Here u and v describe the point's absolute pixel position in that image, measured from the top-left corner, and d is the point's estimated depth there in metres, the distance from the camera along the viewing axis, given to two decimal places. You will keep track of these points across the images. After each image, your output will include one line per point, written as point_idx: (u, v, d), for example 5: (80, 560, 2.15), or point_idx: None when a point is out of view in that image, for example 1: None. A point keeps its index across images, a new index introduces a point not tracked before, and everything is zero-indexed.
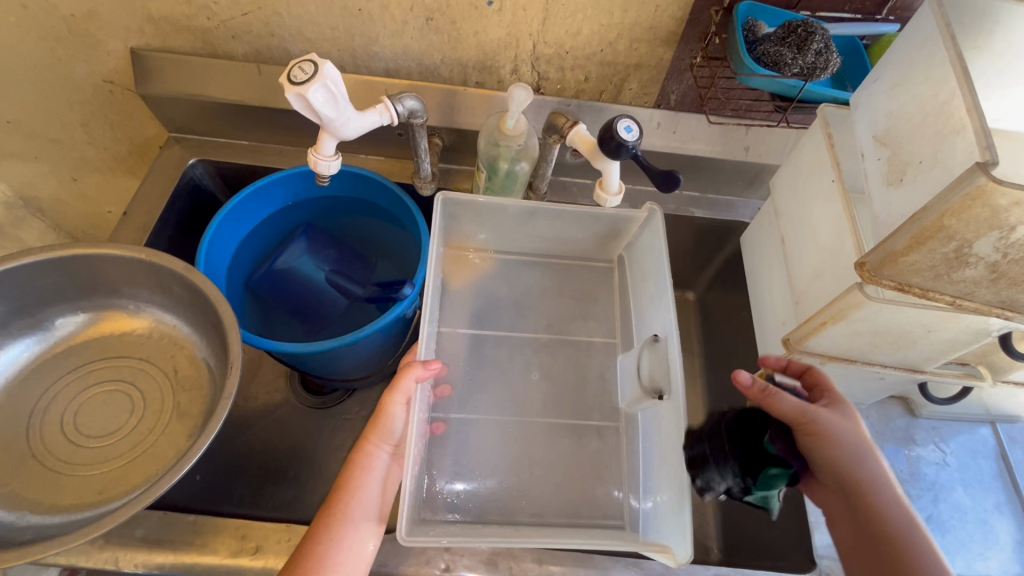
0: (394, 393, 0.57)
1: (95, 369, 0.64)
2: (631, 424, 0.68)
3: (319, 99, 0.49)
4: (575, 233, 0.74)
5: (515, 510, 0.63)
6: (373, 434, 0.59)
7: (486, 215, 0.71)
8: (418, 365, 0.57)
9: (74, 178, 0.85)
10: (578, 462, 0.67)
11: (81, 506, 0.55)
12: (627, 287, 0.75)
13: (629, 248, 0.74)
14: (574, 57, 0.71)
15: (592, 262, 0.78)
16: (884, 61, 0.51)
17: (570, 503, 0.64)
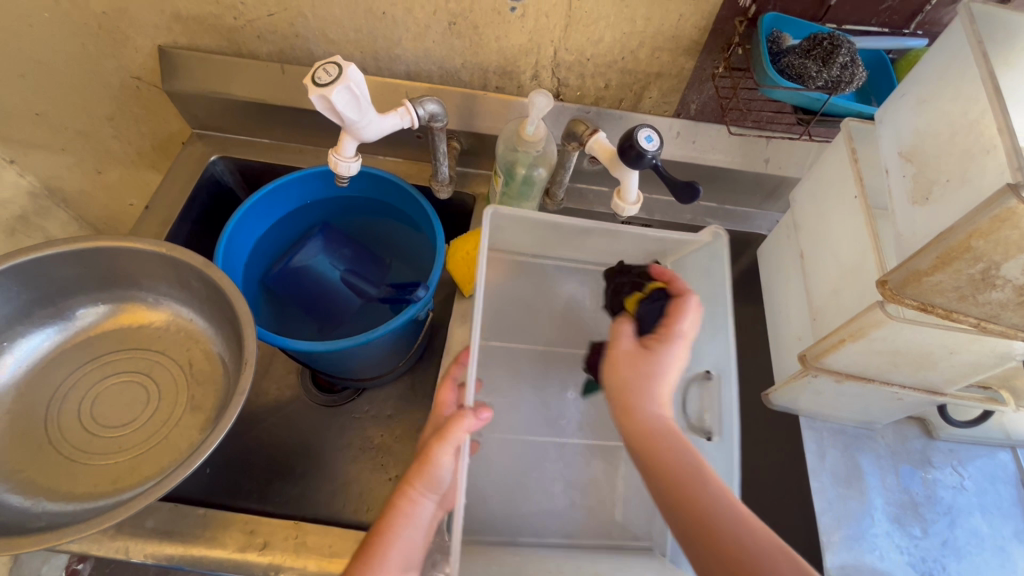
0: (445, 442, 0.53)
1: (113, 360, 0.65)
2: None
3: (342, 101, 0.49)
4: (626, 249, 0.73)
5: (549, 532, 0.64)
6: (418, 481, 0.53)
7: (527, 226, 0.69)
8: (473, 415, 0.54)
9: (98, 171, 0.90)
10: (608, 480, 0.68)
11: (94, 496, 0.56)
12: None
13: (677, 263, 0.73)
14: (595, 65, 0.71)
15: None
16: (912, 76, 0.50)
17: (600, 522, 0.66)
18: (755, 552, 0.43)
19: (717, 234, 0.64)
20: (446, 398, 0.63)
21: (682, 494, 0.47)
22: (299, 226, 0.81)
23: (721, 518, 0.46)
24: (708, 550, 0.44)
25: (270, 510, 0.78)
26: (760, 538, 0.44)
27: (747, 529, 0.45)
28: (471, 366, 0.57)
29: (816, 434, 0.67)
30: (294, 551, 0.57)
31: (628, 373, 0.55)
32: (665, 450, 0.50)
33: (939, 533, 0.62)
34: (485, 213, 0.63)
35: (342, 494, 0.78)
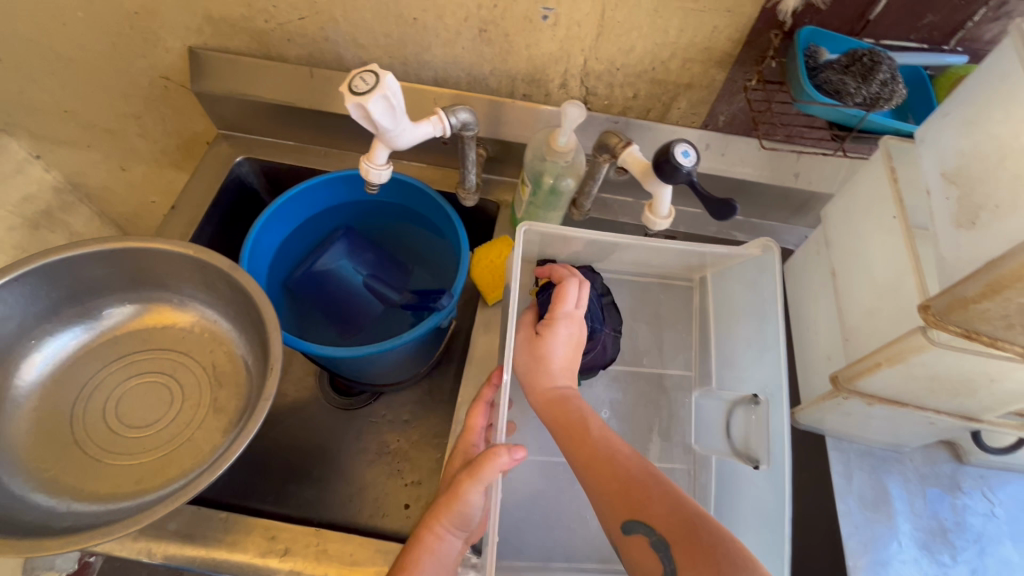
0: (475, 481, 0.52)
1: (138, 360, 0.65)
2: (704, 469, 0.69)
3: (379, 109, 0.49)
4: (666, 260, 0.73)
5: (583, 556, 0.65)
6: (447, 516, 0.53)
7: (561, 240, 0.69)
8: (506, 455, 0.52)
9: (122, 169, 0.91)
10: None
11: (118, 496, 0.56)
12: (708, 315, 0.75)
13: (719, 276, 0.74)
14: (625, 74, 0.70)
15: (672, 282, 0.78)
16: (954, 96, 0.49)
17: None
18: (630, 477, 0.52)
19: (768, 247, 0.63)
20: (478, 422, 0.63)
21: (572, 442, 0.57)
22: (322, 230, 0.81)
23: (603, 456, 0.54)
24: (592, 482, 0.53)
25: (287, 513, 0.78)
26: (635, 468, 0.53)
27: (626, 463, 0.53)
28: (501, 402, 0.58)
29: (843, 455, 0.66)
30: (315, 558, 0.57)
31: (525, 361, 0.63)
32: (560, 411, 0.59)
33: (968, 561, 0.61)
34: (518, 228, 0.63)
35: (359, 499, 0.78)
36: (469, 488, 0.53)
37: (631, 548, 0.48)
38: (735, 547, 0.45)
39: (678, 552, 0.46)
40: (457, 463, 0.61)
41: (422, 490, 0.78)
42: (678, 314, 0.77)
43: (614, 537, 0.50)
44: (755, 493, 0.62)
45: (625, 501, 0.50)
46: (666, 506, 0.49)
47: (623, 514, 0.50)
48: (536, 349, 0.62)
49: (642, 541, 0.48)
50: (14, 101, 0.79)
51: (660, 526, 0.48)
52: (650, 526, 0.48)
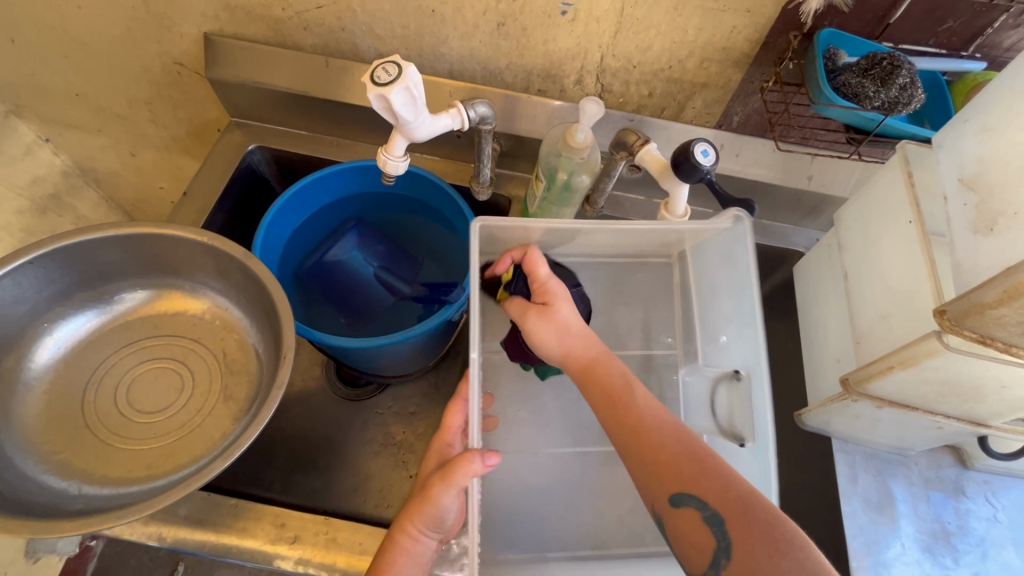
0: (447, 485, 0.51)
1: (149, 346, 0.65)
2: None
3: (400, 101, 0.49)
4: (640, 240, 0.69)
5: (580, 542, 0.65)
6: (419, 518, 0.53)
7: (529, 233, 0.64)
8: (477, 461, 0.49)
9: (133, 154, 0.91)
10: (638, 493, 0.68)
11: (129, 481, 0.56)
12: (689, 292, 0.72)
13: (696, 251, 0.69)
14: (641, 72, 0.70)
15: (648, 259, 0.74)
16: (975, 102, 0.49)
17: (636, 527, 0.66)
18: (680, 450, 0.49)
19: (739, 217, 0.59)
20: (455, 421, 0.63)
21: (612, 412, 0.53)
22: (332, 220, 0.81)
23: (648, 427, 0.51)
24: (637, 454, 0.50)
25: (293, 502, 0.78)
26: (684, 441, 0.50)
27: (676, 435, 0.50)
28: (474, 404, 0.53)
29: (849, 457, 0.67)
30: (325, 547, 0.57)
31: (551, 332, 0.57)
32: (598, 379, 0.55)
33: (970, 564, 0.61)
34: (472, 227, 0.58)
35: (364, 489, 0.79)
36: (439, 491, 0.52)
37: (682, 522, 0.46)
38: (793, 532, 0.42)
39: (733, 526, 0.44)
40: (433, 463, 0.62)
41: None
42: (660, 292, 0.75)
43: (658, 510, 0.48)
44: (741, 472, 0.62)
45: (672, 475, 0.48)
46: (718, 482, 0.46)
47: (671, 487, 0.47)
48: (553, 318, 0.57)
49: (693, 516, 0.46)
50: (26, 83, 0.78)
51: (714, 500, 0.45)
52: (702, 501, 0.46)
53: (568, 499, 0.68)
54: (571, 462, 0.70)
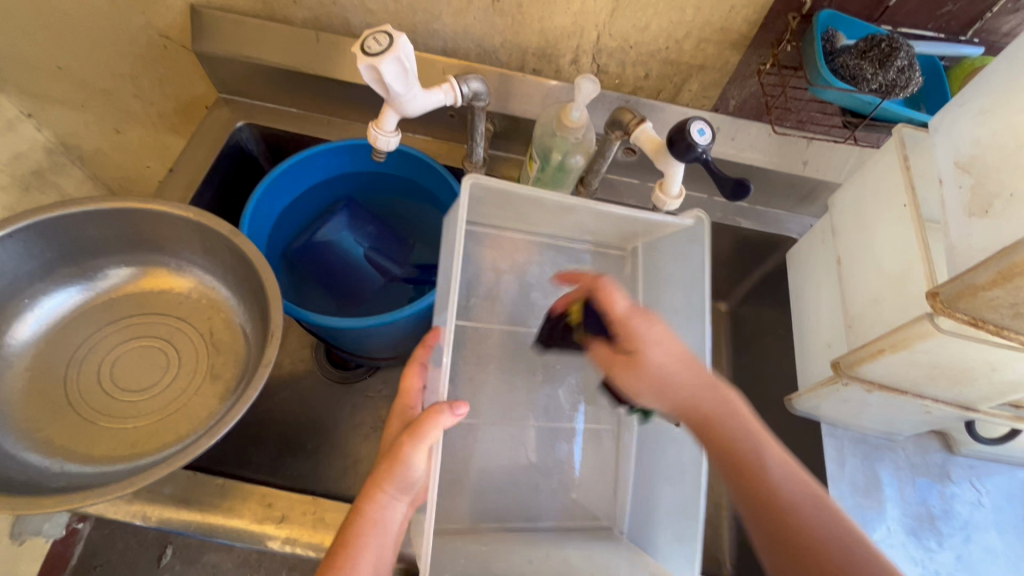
0: (416, 442, 0.49)
1: (133, 324, 0.64)
2: (627, 429, 0.72)
3: (391, 73, 0.48)
4: (601, 227, 0.70)
5: (540, 514, 0.67)
6: (388, 481, 0.50)
7: (513, 199, 0.63)
8: (447, 413, 0.49)
9: (116, 131, 0.87)
10: (598, 471, 0.71)
11: (114, 459, 0.55)
12: (637, 285, 0.74)
13: (651, 246, 0.71)
14: (638, 53, 0.69)
15: (605, 249, 0.76)
16: (973, 85, 0.49)
17: (567, 505, 0.69)
18: (825, 538, 0.43)
19: (699, 219, 0.60)
20: (414, 384, 0.60)
21: (742, 484, 0.46)
22: (321, 200, 0.80)
23: (791, 508, 0.44)
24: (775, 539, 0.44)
25: (280, 483, 0.77)
26: (830, 524, 0.43)
27: (820, 516, 0.44)
28: (445, 351, 0.54)
29: (837, 441, 0.67)
30: (313, 526, 0.57)
31: (649, 380, 0.53)
32: (725, 445, 0.48)
33: (954, 547, 0.62)
34: (464, 184, 0.57)
35: (353, 472, 0.79)
36: (408, 452, 0.49)
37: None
38: None
39: None
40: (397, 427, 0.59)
41: None
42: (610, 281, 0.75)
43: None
44: (674, 453, 0.62)
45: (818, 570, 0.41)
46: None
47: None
48: (650, 367, 0.53)
49: None
50: None
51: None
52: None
53: (513, 474, 0.68)
54: (515, 439, 0.69)
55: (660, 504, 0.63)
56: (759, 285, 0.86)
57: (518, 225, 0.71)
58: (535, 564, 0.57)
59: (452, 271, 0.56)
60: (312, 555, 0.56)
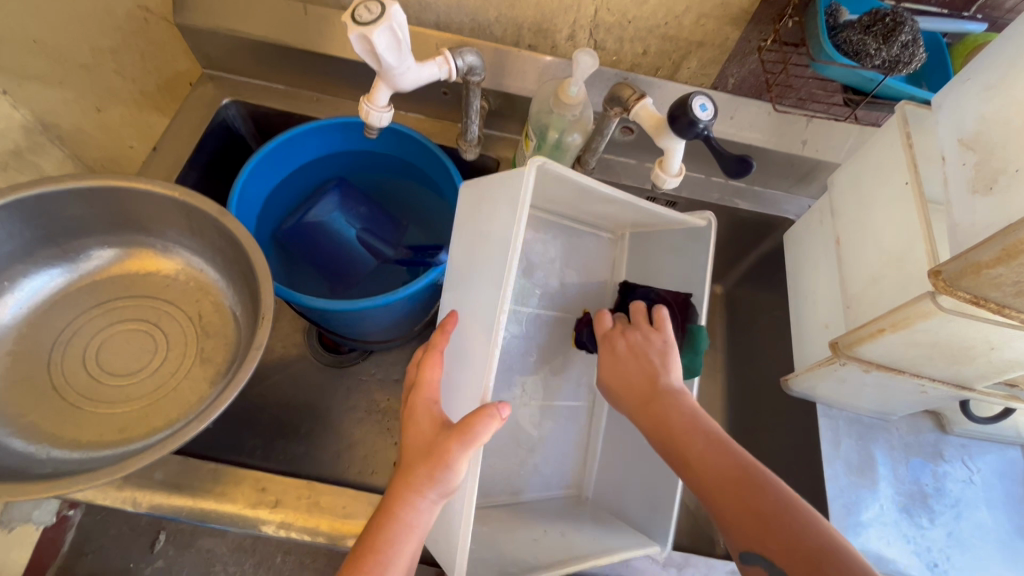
0: (467, 446, 0.47)
1: (118, 307, 0.62)
2: (601, 405, 0.74)
3: (383, 43, 0.46)
4: (606, 213, 0.68)
5: (521, 489, 0.68)
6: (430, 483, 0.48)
7: (561, 184, 0.59)
8: (497, 418, 0.47)
9: (98, 109, 0.77)
10: (572, 443, 0.73)
11: (101, 444, 0.54)
12: (623, 270, 0.75)
13: (641, 236, 0.74)
14: (636, 28, 0.67)
15: (598, 231, 0.75)
16: (978, 59, 0.48)
17: (545, 477, 0.70)
18: (749, 504, 0.46)
19: (708, 221, 0.62)
20: (433, 376, 0.55)
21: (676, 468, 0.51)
22: (311, 179, 0.78)
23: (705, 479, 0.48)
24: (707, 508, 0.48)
25: (274, 468, 0.77)
26: (748, 490, 0.47)
27: (741, 488, 0.47)
28: (495, 348, 0.50)
29: (832, 422, 0.68)
30: (308, 510, 0.56)
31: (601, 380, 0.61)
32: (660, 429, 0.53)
33: (945, 524, 0.63)
34: (530, 164, 0.52)
35: (349, 455, 0.78)
36: (456, 457, 0.47)
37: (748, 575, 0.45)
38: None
39: None
40: (425, 424, 0.52)
41: None
42: (598, 261, 0.75)
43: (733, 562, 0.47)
44: None
45: (740, 532, 0.45)
46: (787, 535, 0.43)
47: (740, 543, 0.45)
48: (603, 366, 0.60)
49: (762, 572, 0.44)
50: None
51: (782, 561, 0.43)
52: (769, 558, 0.43)
53: (503, 453, 0.68)
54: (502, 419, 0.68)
55: (631, 478, 0.66)
56: (756, 266, 0.86)
57: (542, 202, 0.68)
58: (541, 541, 0.57)
59: (510, 262, 0.50)
60: (308, 539, 0.55)
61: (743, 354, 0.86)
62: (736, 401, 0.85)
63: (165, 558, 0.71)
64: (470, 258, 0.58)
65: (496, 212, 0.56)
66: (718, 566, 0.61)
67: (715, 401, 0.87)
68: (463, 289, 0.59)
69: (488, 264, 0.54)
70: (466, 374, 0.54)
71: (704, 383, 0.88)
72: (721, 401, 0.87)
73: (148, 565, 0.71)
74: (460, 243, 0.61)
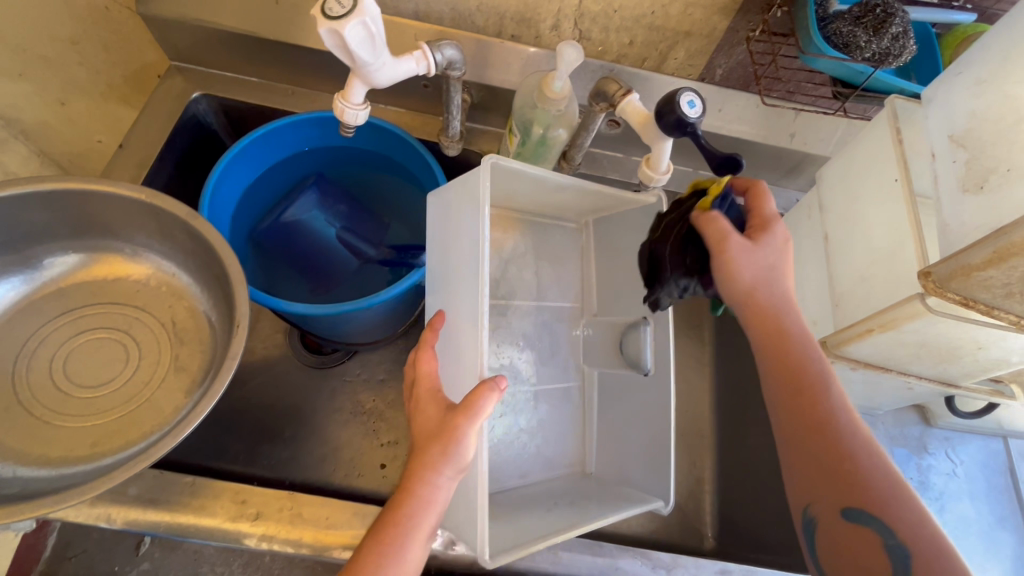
0: (472, 420, 0.47)
1: (85, 315, 0.59)
2: (591, 385, 0.73)
3: (356, 37, 0.43)
4: (567, 201, 0.66)
5: (529, 470, 0.67)
6: (442, 458, 0.47)
7: (518, 180, 0.59)
8: (496, 390, 0.47)
9: (61, 103, 0.69)
10: (565, 422, 0.71)
11: (70, 460, 0.52)
12: (591, 258, 0.73)
13: (603, 220, 0.71)
14: (622, 18, 0.65)
15: (561, 222, 0.73)
16: (970, 53, 0.46)
17: (548, 457, 0.69)
18: (879, 471, 0.43)
19: (658, 197, 0.62)
20: (428, 367, 0.55)
21: (801, 396, 0.47)
22: (288, 178, 0.75)
23: (839, 429, 0.45)
24: (817, 451, 0.45)
25: (257, 473, 0.75)
26: (874, 458, 0.44)
27: (873, 452, 0.45)
28: (484, 334, 0.50)
29: None
30: (290, 522, 0.55)
31: (766, 262, 0.50)
32: (788, 354, 0.49)
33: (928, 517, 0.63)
34: (485, 160, 0.51)
35: (333, 459, 0.77)
36: (464, 431, 0.47)
37: (836, 530, 0.43)
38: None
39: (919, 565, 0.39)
40: (432, 411, 0.51)
41: (399, 450, 0.77)
42: (565, 253, 0.73)
43: (813, 509, 0.44)
44: (643, 396, 0.65)
45: (859, 489, 0.43)
46: (910, 512, 0.42)
47: (848, 500, 0.43)
48: (768, 254, 0.50)
49: (868, 535, 0.41)
50: None
51: (902, 530, 0.41)
52: (886, 526, 0.41)
53: (508, 434, 0.66)
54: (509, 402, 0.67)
55: (631, 445, 0.66)
56: None
57: (503, 201, 0.66)
58: (552, 512, 0.59)
59: (481, 262, 0.50)
60: (290, 551, 0.54)
61: (729, 347, 0.85)
62: (724, 394, 0.85)
63: (152, 561, 0.69)
64: (446, 257, 0.58)
65: (461, 215, 0.55)
66: (707, 567, 0.61)
67: (702, 395, 0.87)
68: (445, 288, 0.58)
69: (462, 260, 0.54)
70: (462, 359, 0.54)
71: (693, 377, 0.88)
72: (709, 394, 0.87)
73: (134, 568, 0.69)
74: (438, 245, 0.60)
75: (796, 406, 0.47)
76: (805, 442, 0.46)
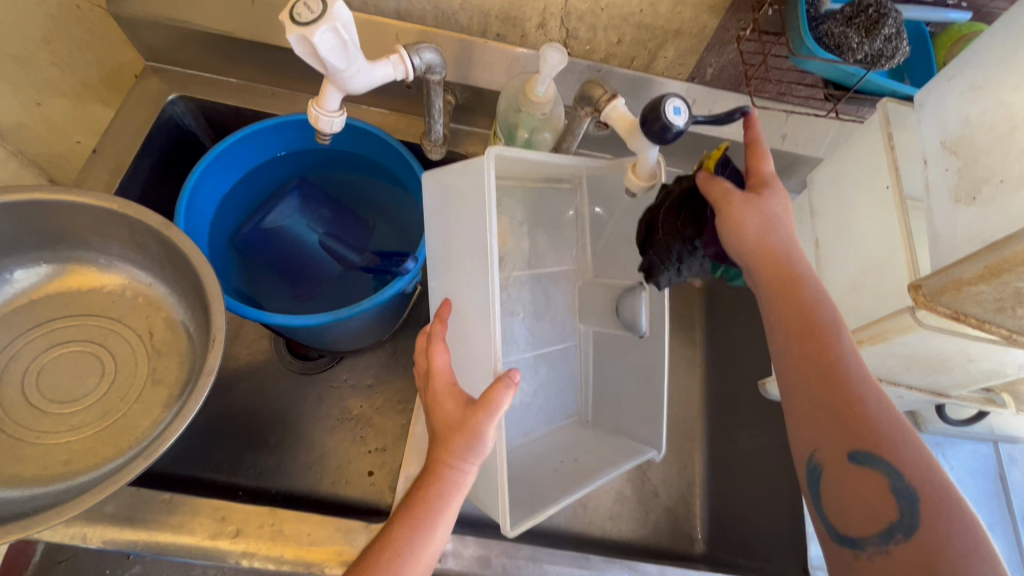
0: (490, 417, 0.46)
1: (59, 328, 0.58)
2: (586, 342, 0.71)
3: (328, 43, 0.41)
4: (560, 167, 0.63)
5: (533, 426, 0.67)
6: (463, 449, 0.47)
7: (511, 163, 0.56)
8: (511, 385, 0.47)
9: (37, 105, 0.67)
10: (557, 382, 0.70)
11: (43, 479, 0.50)
12: (585, 222, 0.69)
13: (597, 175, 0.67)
14: (609, 16, 0.63)
15: (557, 182, 0.68)
16: (963, 57, 0.45)
17: (547, 412, 0.69)
18: (888, 414, 0.41)
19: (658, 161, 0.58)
20: (440, 362, 0.52)
21: (807, 341, 0.44)
22: (268, 182, 0.73)
23: (848, 370, 0.42)
24: (824, 399, 0.42)
25: (242, 481, 0.74)
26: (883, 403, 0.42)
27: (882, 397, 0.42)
28: (496, 323, 0.49)
29: None
30: (270, 538, 0.54)
31: (773, 216, 0.48)
32: (796, 297, 0.46)
33: None
34: (488, 154, 0.49)
35: (318, 466, 0.75)
36: (484, 425, 0.46)
37: (843, 475, 0.40)
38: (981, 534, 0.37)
39: (927, 508, 0.37)
40: (449, 407, 0.49)
41: (386, 457, 0.76)
42: (562, 214, 0.69)
43: (817, 457, 0.41)
44: (636, 356, 0.65)
45: (867, 431, 0.40)
46: (919, 458, 0.39)
47: (858, 442, 0.40)
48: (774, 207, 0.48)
49: (876, 478, 0.39)
50: None
51: (909, 472, 0.38)
52: (892, 466, 0.38)
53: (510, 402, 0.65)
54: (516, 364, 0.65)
55: (625, 402, 0.67)
56: None
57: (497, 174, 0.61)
58: (560, 471, 0.61)
59: (490, 252, 0.49)
60: (272, 567, 0.53)
61: (721, 348, 0.84)
62: (715, 395, 0.85)
63: (142, 563, 0.69)
64: (448, 242, 0.56)
65: (462, 205, 0.52)
66: None
67: (693, 396, 0.86)
68: (448, 274, 0.56)
69: (465, 249, 0.53)
70: (477, 354, 0.52)
71: (684, 377, 0.87)
72: (700, 396, 0.86)
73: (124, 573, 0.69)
74: (438, 225, 0.57)
75: (803, 349, 0.44)
76: (811, 384, 0.43)
